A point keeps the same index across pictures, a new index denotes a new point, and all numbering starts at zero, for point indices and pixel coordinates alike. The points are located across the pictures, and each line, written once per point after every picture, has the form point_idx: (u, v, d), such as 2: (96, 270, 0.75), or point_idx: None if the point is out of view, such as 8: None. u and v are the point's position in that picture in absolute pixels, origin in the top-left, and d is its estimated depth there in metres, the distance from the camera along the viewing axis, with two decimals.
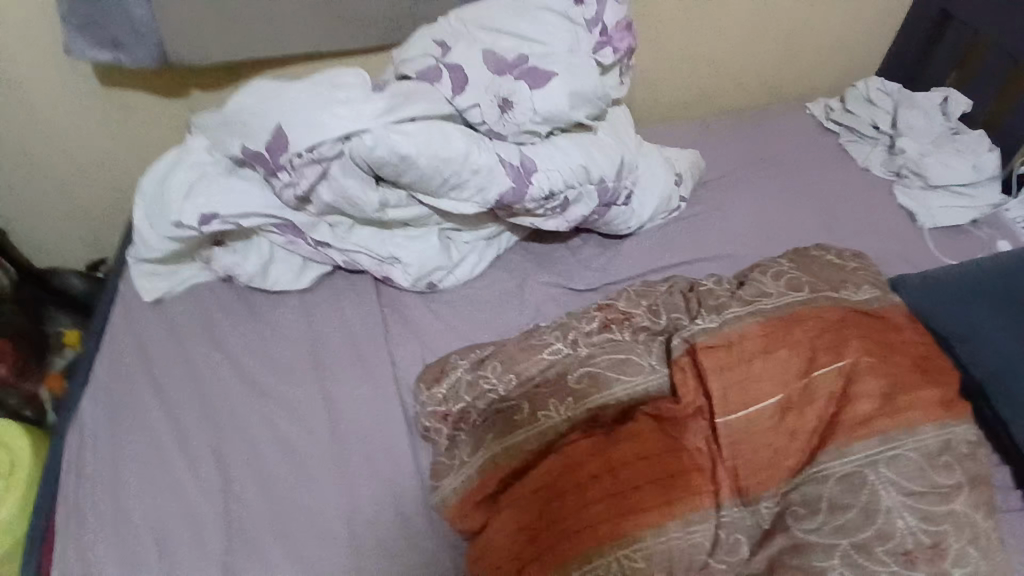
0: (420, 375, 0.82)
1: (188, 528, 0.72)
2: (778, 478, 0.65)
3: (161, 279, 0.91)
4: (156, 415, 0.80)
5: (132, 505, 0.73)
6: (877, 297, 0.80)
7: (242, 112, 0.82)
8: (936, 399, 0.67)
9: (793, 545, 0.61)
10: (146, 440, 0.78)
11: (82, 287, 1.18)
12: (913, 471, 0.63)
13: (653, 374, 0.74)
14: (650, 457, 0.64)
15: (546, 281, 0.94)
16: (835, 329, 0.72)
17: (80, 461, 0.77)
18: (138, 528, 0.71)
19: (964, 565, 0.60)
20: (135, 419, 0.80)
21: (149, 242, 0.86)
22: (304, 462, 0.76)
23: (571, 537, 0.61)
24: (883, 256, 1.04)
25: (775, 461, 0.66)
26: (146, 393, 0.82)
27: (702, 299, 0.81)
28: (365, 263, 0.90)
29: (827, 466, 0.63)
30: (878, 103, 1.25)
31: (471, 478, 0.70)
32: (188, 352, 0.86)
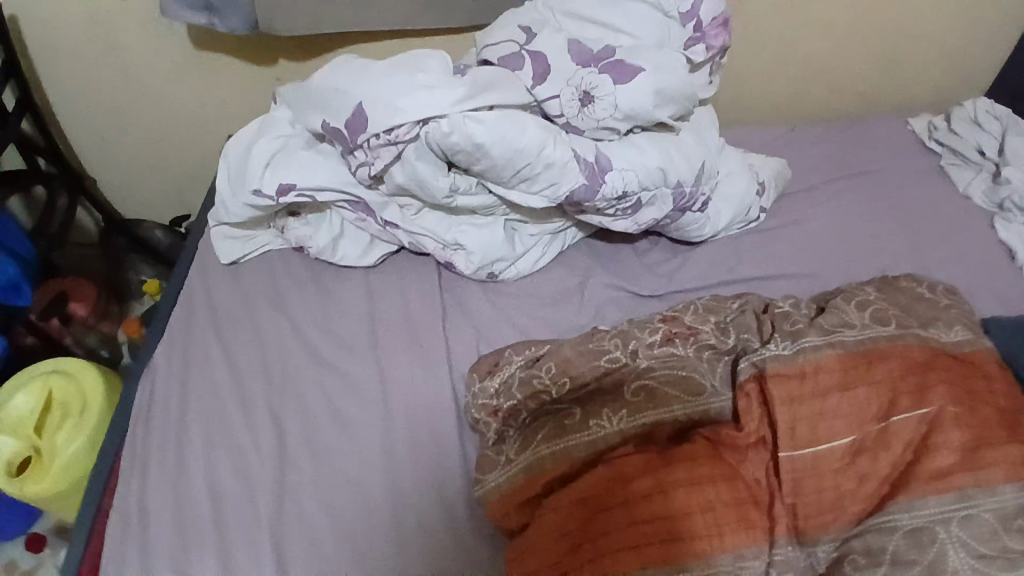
0: (473, 365, 0.82)
1: (241, 486, 0.75)
2: (839, 522, 0.61)
3: (238, 244, 0.94)
4: (221, 374, 0.83)
5: (191, 458, 0.77)
6: (969, 339, 0.73)
7: (326, 88, 0.83)
8: (1022, 459, 0.61)
9: None
10: (209, 398, 0.81)
11: (163, 241, 1.21)
12: (986, 534, 0.58)
13: (715, 397, 0.71)
14: (704, 484, 0.62)
15: (609, 283, 0.92)
16: (920, 372, 0.67)
17: (149, 408, 0.82)
18: (195, 480, 0.75)
19: None
20: (201, 375, 0.84)
21: (228, 208, 0.89)
22: (353, 438, 0.78)
23: (614, 555, 0.60)
24: (978, 293, 0.96)
25: (839, 504, 0.62)
26: (212, 351, 0.86)
27: (776, 322, 0.76)
28: (430, 247, 0.90)
29: (894, 516, 0.59)
30: (986, 126, 1.14)
31: (515, 477, 0.69)
32: (254, 316, 0.89)
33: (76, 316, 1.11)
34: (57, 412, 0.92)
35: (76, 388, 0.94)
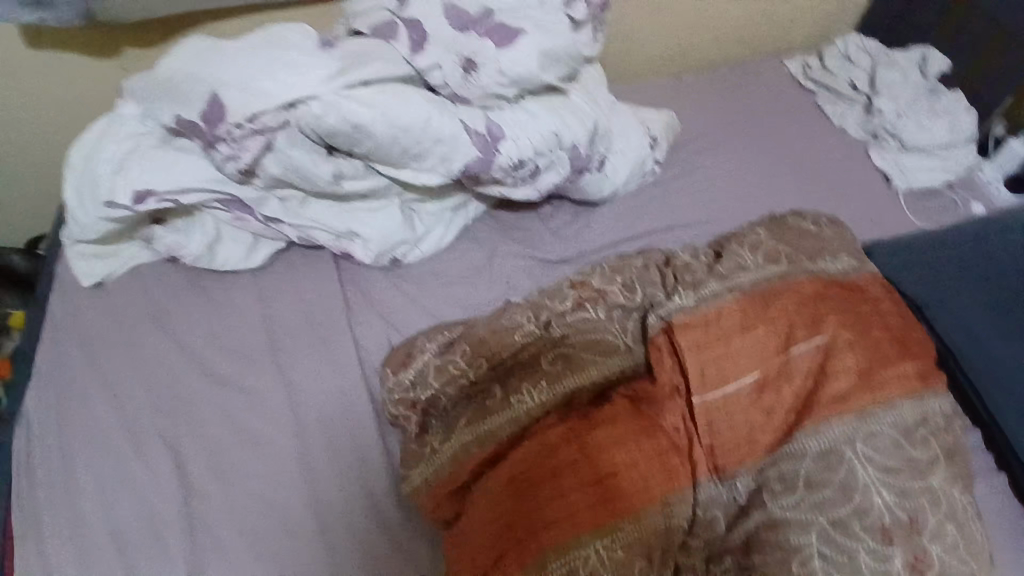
0: (385, 358, 0.78)
1: (146, 528, 0.68)
2: (753, 455, 0.64)
3: (98, 262, 0.84)
4: (103, 411, 0.74)
5: (83, 510, 0.68)
6: (854, 267, 0.78)
7: (178, 75, 0.74)
8: (913, 372, 0.66)
9: (772, 522, 0.60)
10: (93, 439, 0.73)
11: (22, 266, 1.08)
12: (888, 447, 0.62)
13: (629, 355, 0.72)
14: (627, 442, 0.62)
15: (516, 252, 0.90)
16: (813, 303, 0.70)
17: (23, 461, 0.72)
18: (90, 532, 0.67)
19: (943, 538, 0.60)
20: (79, 415, 0.74)
21: (82, 223, 0.79)
22: (268, 455, 0.72)
23: (544, 522, 0.60)
24: (858, 221, 1.02)
25: (752, 438, 0.64)
26: (90, 387, 0.76)
27: (678, 274, 0.78)
28: (323, 239, 0.84)
29: (803, 443, 0.62)
30: (855, 61, 1.21)
31: (441, 466, 0.67)
32: (134, 340, 0.80)
33: None
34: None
35: None
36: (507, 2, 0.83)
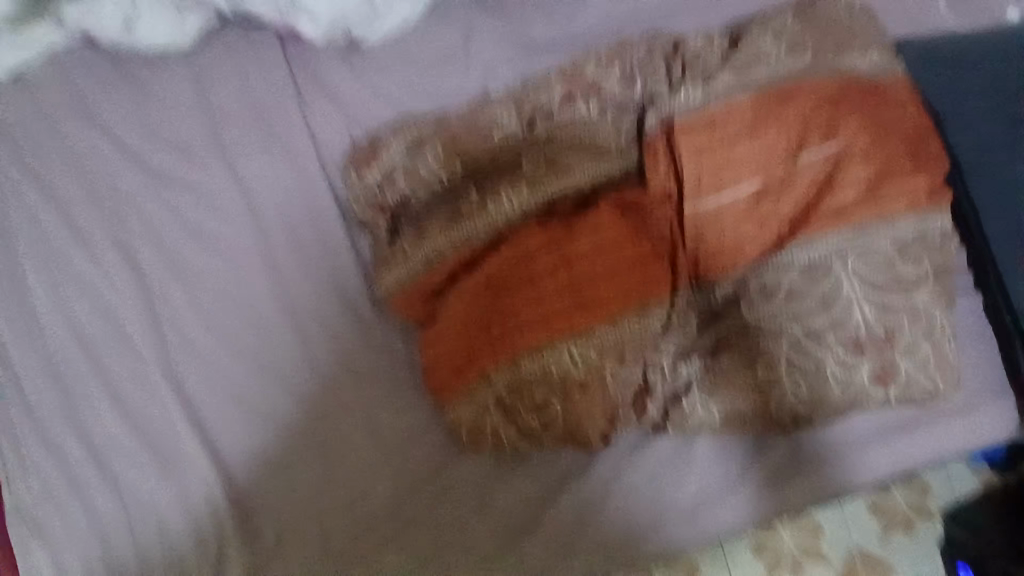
0: (347, 154, 0.70)
1: (107, 326, 0.66)
2: (740, 265, 0.61)
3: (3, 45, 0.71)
4: (41, 211, 0.69)
5: (42, 310, 0.67)
6: (888, 65, 0.67)
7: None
8: (922, 188, 0.61)
9: (744, 328, 0.61)
10: (36, 239, 0.68)
11: None
12: (879, 265, 0.60)
13: (621, 157, 0.65)
14: (610, 250, 0.59)
15: (496, 34, 0.77)
16: (833, 108, 0.62)
17: None
18: (51, 329, 0.66)
19: (915, 353, 0.60)
20: (17, 215, 0.69)
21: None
22: (225, 258, 0.68)
23: (521, 326, 0.59)
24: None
25: (740, 248, 0.61)
26: (21, 185, 0.70)
27: (687, 67, 0.68)
28: (263, 11, 0.71)
29: (793, 256, 0.59)
30: None
31: (412, 270, 0.63)
32: (59, 133, 0.71)
33: None
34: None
35: None
36: None
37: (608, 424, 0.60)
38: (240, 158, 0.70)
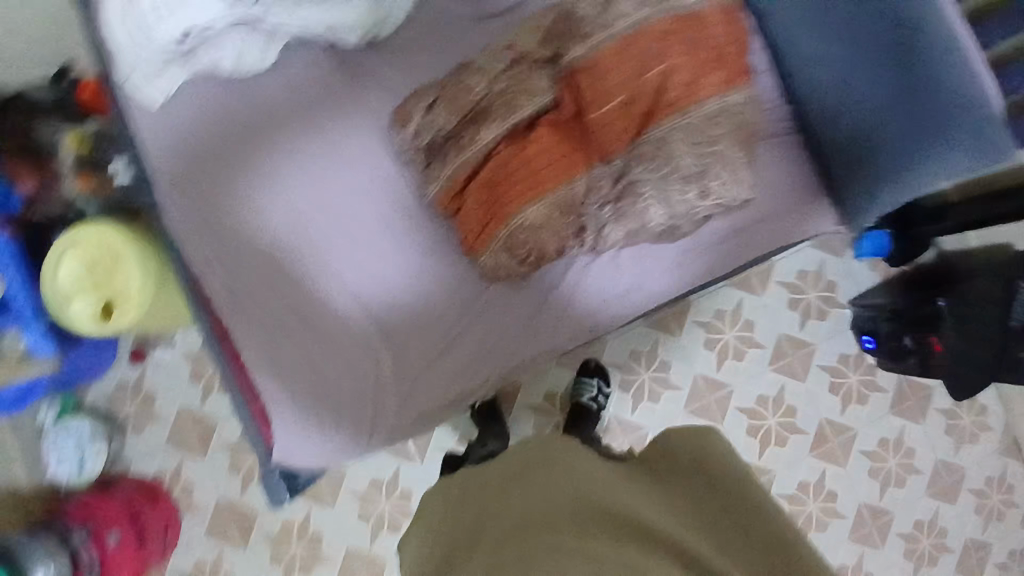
0: (406, 99, 1.12)
1: (365, 270, 1.15)
2: (677, 98, 1.02)
3: (212, 51, 1.09)
4: (282, 213, 1.13)
5: (304, 251, 1.14)
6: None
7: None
8: (721, 81, 1.03)
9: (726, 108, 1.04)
10: (292, 216, 1.14)
11: (52, 97, 1.41)
12: (767, 150, 1.19)
13: (591, 27, 1.04)
14: (621, 64, 1.02)
15: (464, 14, 1.16)
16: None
17: (234, 261, 1.13)
18: (333, 276, 1.14)
19: (768, 130, 1.19)
20: (279, 247, 1.13)
21: (153, 28, 1.02)
22: (386, 196, 1.15)
23: (566, 142, 1.05)
24: None
25: (703, 70, 1.02)
26: (246, 163, 1.13)
27: (575, 21, 1.05)
28: (316, 33, 1.10)
29: (666, 88, 1.02)
30: None
31: (440, 125, 1.08)
32: (245, 134, 1.13)
33: (32, 189, 1.35)
34: (105, 265, 1.27)
35: (103, 245, 1.27)
36: None
37: (637, 120, 1.04)
38: (379, 110, 1.15)
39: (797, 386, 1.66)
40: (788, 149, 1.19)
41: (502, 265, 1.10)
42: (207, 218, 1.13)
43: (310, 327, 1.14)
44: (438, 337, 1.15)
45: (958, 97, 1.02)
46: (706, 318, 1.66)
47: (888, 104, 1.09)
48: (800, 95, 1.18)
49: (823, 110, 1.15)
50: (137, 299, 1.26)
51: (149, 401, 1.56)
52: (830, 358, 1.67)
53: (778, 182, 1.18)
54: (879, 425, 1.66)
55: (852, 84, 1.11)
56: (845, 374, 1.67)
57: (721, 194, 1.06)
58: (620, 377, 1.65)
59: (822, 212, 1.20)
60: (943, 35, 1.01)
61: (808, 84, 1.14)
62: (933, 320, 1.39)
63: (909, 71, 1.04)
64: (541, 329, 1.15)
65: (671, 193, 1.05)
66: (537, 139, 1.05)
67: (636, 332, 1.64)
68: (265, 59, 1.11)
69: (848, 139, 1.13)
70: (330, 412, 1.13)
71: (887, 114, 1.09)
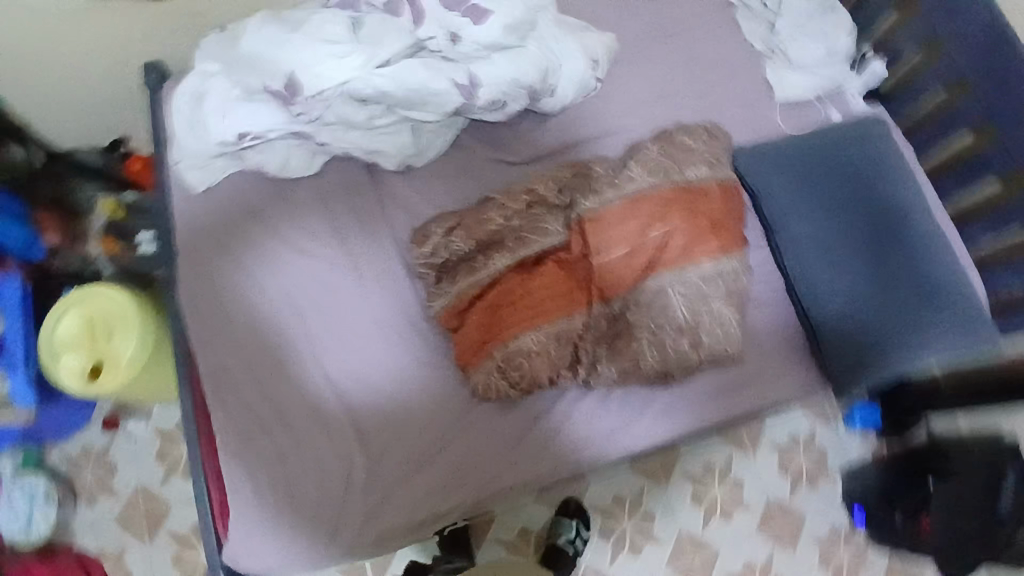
0: (426, 222, 1.22)
1: (356, 373, 1.16)
2: (675, 257, 1.11)
3: (261, 153, 1.19)
4: (291, 306, 1.18)
5: (303, 345, 1.17)
6: (708, 174, 1.17)
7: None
8: (717, 247, 1.12)
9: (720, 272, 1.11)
10: (299, 311, 1.18)
11: (98, 161, 1.51)
12: (759, 315, 1.24)
13: (605, 185, 1.16)
14: (627, 220, 1.12)
15: (494, 157, 1.28)
16: (719, 150, 1.21)
17: (234, 345, 1.16)
18: (324, 374, 1.16)
19: (760, 296, 1.25)
20: (281, 339, 1.17)
21: (212, 126, 1.12)
22: (391, 305, 1.19)
23: (568, 282, 1.12)
24: (739, 83, 1.37)
25: (701, 236, 1.12)
26: (268, 256, 1.20)
27: (591, 178, 1.17)
28: (358, 155, 1.20)
29: (666, 247, 1.11)
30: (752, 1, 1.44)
31: (455, 249, 1.16)
32: (273, 231, 1.21)
33: (55, 244, 1.44)
34: (106, 326, 1.30)
35: (110, 307, 1.31)
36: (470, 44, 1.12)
37: (636, 271, 1.11)
38: (401, 227, 1.24)
39: (783, 558, 1.56)
40: (780, 316, 1.25)
41: (494, 387, 1.11)
42: (221, 301, 1.18)
43: (292, 422, 1.13)
44: (418, 450, 1.13)
45: (937, 284, 1.16)
46: (693, 472, 1.61)
47: (867, 289, 1.17)
48: (790, 266, 1.22)
49: (812, 283, 1.19)
50: (125, 365, 1.27)
51: (110, 474, 1.50)
52: (819, 533, 1.58)
53: (767, 346, 1.23)
54: None
55: (837, 266, 1.19)
56: (834, 553, 1.58)
57: (710, 351, 1.11)
58: (598, 523, 1.57)
59: (808, 381, 1.22)
60: (918, 231, 1.19)
61: (797, 258, 1.21)
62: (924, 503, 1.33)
63: (892, 257, 1.18)
64: (522, 458, 1.14)
65: (664, 343, 1.10)
66: (542, 275, 1.12)
67: (621, 476, 1.59)
68: (306, 167, 1.22)
69: (835, 314, 1.18)
70: (295, 513, 1.10)
71: (868, 299, 1.17)
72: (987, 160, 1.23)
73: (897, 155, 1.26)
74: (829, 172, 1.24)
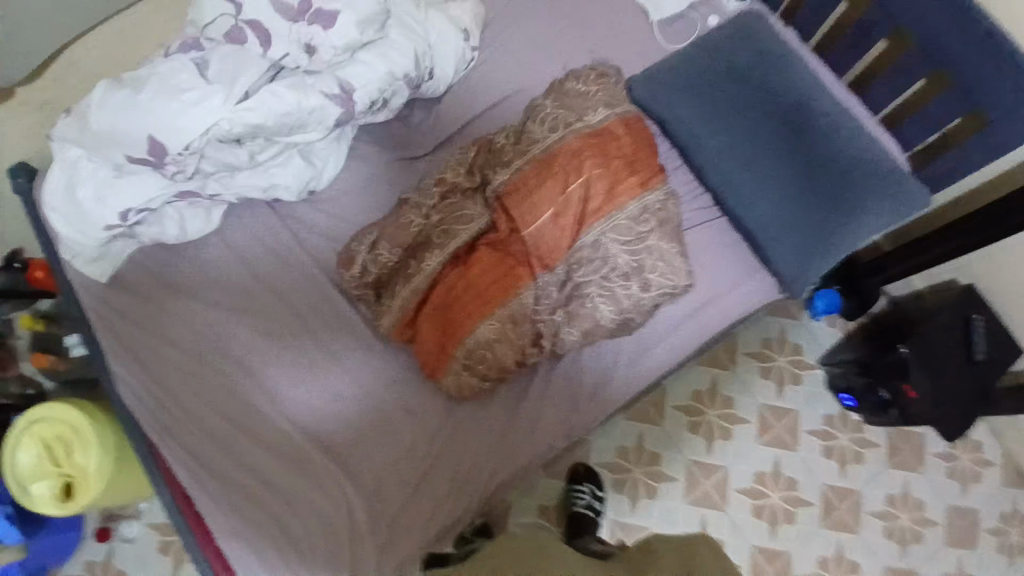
0: (344, 246, 1.17)
1: (323, 413, 1.12)
2: (600, 206, 1.09)
3: (152, 224, 1.12)
4: (235, 368, 1.13)
5: (260, 403, 1.12)
6: (608, 113, 1.15)
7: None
8: (636, 183, 1.11)
9: (646, 206, 1.10)
10: (246, 370, 1.13)
11: (3, 280, 1.36)
12: (697, 235, 1.25)
13: (513, 153, 1.13)
14: (543, 183, 1.10)
15: (397, 157, 1.24)
16: (613, 87, 1.19)
17: (189, 425, 1.10)
18: (291, 426, 1.11)
19: (693, 217, 1.26)
20: (235, 404, 1.11)
21: (92, 214, 1.05)
22: (337, 336, 1.15)
23: (505, 260, 1.09)
24: (616, 17, 1.37)
25: (617, 177, 1.10)
26: (198, 324, 1.14)
27: (498, 151, 1.15)
28: (255, 196, 1.15)
29: (589, 199, 1.09)
30: None
31: (383, 261, 1.12)
32: (193, 297, 1.15)
33: None
34: (65, 445, 1.22)
35: (60, 424, 1.22)
36: (330, 56, 1.05)
37: (568, 230, 1.09)
38: (325, 254, 1.19)
39: (790, 454, 1.61)
40: (719, 229, 1.26)
41: (467, 386, 1.09)
42: (163, 385, 1.12)
43: (273, 481, 1.09)
44: (411, 467, 1.11)
45: (856, 156, 1.18)
46: (685, 403, 1.63)
47: (790, 182, 1.19)
48: (717, 184, 1.23)
49: (741, 195, 1.21)
50: (96, 478, 1.20)
51: None
52: (816, 421, 1.63)
53: (715, 262, 1.23)
54: (883, 482, 1.60)
55: (756, 169, 1.20)
56: (836, 435, 1.62)
57: (662, 284, 1.10)
58: (611, 479, 1.58)
59: (762, 282, 1.24)
60: (823, 111, 1.21)
61: (718, 174, 1.22)
62: (897, 369, 1.37)
63: (807, 144, 1.19)
64: (513, 444, 1.13)
65: (615, 290, 1.09)
66: (479, 262, 1.09)
67: (620, 428, 1.61)
68: (206, 225, 1.16)
69: (771, 215, 1.19)
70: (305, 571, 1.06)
71: (792, 191, 1.18)
72: (864, 23, 1.25)
73: (782, 43, 1.26)
74: (725, 82, 1.24)
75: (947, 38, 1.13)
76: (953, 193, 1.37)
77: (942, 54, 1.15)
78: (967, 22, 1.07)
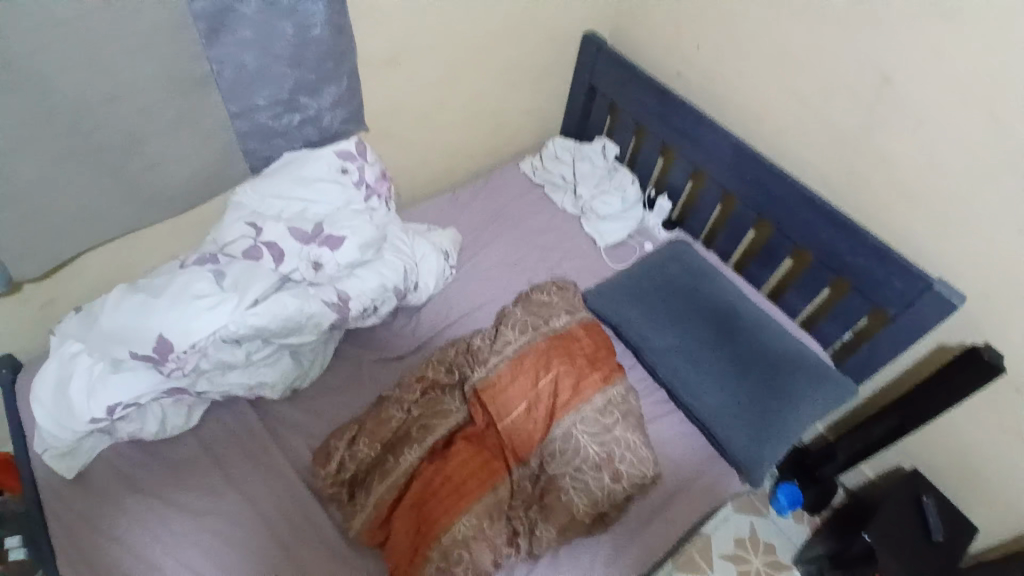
0: (319, 446, 1.18)
1: None
2: (569, 400, 1.17)
3: (132, 419, 1.13)
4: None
5: None
6: (570, 319, 1.31)
7: (249, 205, 1.21)
8: (599, 377, 1.22)
9: (610, 398, 1.19)
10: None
11: None
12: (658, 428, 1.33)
13: (490, 354, 1.24)
14: (516, 380, 1.19)
15: (377, 359, 1.34)
16: (572, 298, 1.38)
17: None
18: None
19: (652, 411, 1.36)
20: None
21: (81, 409, 1.05)
22: (304, 540, 1.10)
23: (481, 453, 1.14)
24: (569, 242, 1.64)
25: (582, 374, 1.21)
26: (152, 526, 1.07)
27: (474, 352, 1.26)
28: (238, 392, 1.20)
29: (561, 396, 1.18)
30: (555, 180, 1.74)
31: (360, 457, 1.14)
32: (155, 497, 1.10)
33: None
34: None
35: None
36: (334, 272, 1.22)
37: (541, 425, 1.16)
38: (300, 452, 1.20)
39: None
40: (677, 421, 1.35)
41: None
42: None
43: None
44: None
45: (783, 355, 1.35)
46: None
47: (731, 378, 1.33)
48: (668, 380, 1.36)
49: (691, 389, 1.33)
50: None
51: None
52: None
53: (677, 454, 1.30)
54: None
55: (700, 367, 1.35)
56: None
57: (634, 474, 1.14)
58: None
59: (726, 473, 1.29)
60: (747, 316, 1.42)
61: (669, 371, 1.36)
62: (869, 555, 1.38)
63: (738, 343, 1.37)
64: None
65: (588, 481, 1.12)
66: (457, 457, 1.12)
67: None
68: (184, 422, 1.18)
69: (719, 409, 1.30)
70: None
71: (734, 386, 1.32)
72: (771, 249, 1.54)
73: (707, 263, 1.52)
74: (664, 293, 1.46)
75: (834, 260, 1.39)
76: (877, 386, 1.54)
77: (834, 272, 1.41)
78: (849, 244, 1.34)
